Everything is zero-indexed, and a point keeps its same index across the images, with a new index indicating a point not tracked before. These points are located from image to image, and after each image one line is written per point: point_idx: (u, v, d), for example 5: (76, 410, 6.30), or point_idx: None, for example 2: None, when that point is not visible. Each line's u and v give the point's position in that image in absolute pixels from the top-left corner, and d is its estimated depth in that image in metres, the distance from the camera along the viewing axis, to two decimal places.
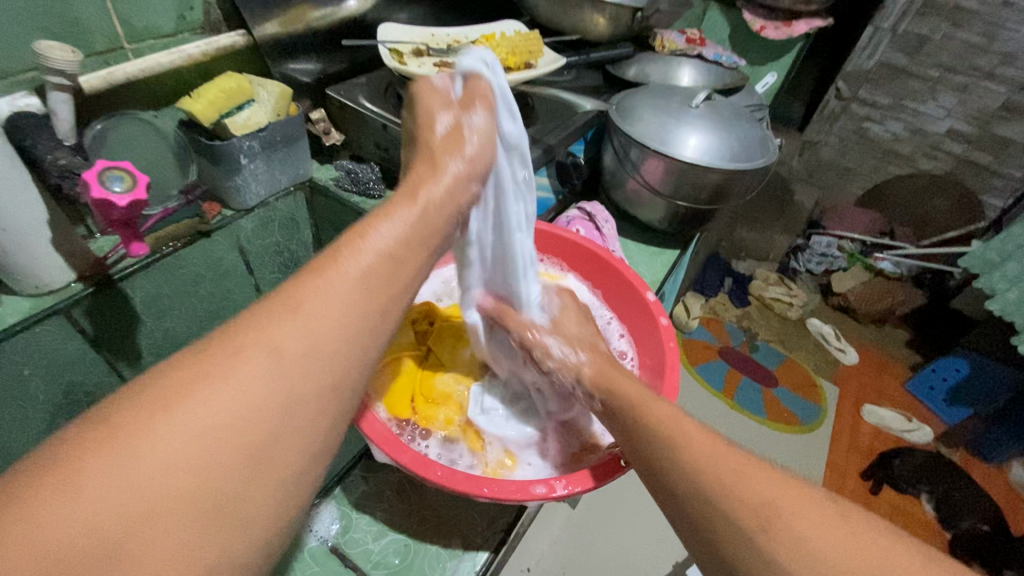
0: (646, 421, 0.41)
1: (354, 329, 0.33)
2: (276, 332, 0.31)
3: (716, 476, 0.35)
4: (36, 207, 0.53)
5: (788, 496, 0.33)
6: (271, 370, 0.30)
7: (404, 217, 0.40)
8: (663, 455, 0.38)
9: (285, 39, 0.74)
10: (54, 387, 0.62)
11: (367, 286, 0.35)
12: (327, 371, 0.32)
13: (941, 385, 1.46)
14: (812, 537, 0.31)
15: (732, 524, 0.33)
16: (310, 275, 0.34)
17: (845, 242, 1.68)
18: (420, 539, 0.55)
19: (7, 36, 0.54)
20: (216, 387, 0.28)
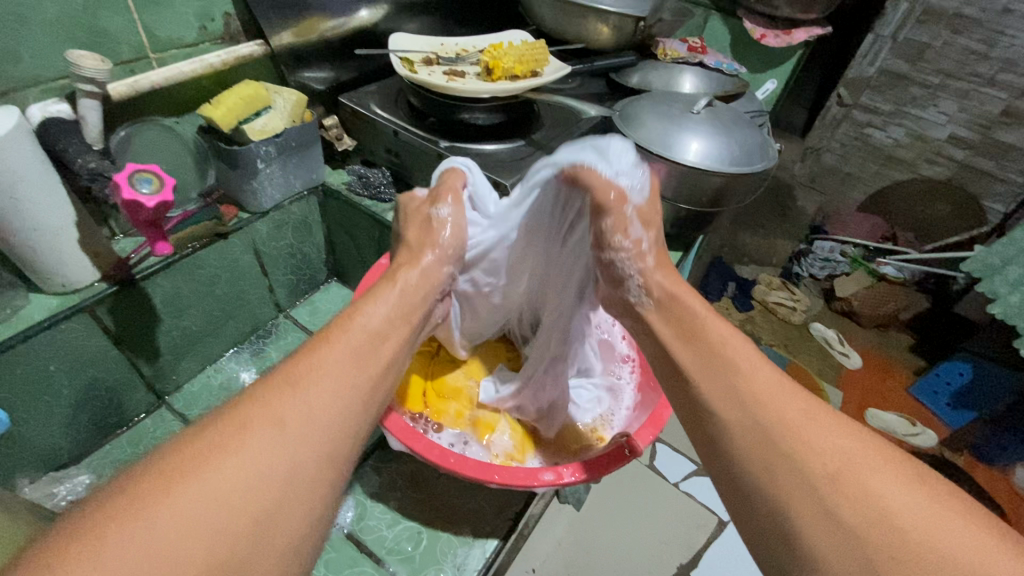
0: (707, 340, 0.42)
1: (347, 398, 0.36)
2: (276, 404, 0.33)
3: (784, 421, 0.36)
4: (65, 209, 0.56)
5: (858, 452, 0.34)
6: (275, 440, 0.31)
7: (388, 298, 0.45)
8: (725, 384, 0.39)
9: (300, 49, 0.77)
10: (77, 382, 0.64)
11: (359, 360, 0.38)
12: (323, 441, 0.33)
13: (945, 389, 1.48)
14: (886, 491, 0.32)
15: (798, 471, 0.34)
16: (309, 353, 0.37)
17: (847, 247, 1.69)
18: (432, 527, 0.57)
19: (41, 46, 0.57)
20: (227, 456, 0.30)
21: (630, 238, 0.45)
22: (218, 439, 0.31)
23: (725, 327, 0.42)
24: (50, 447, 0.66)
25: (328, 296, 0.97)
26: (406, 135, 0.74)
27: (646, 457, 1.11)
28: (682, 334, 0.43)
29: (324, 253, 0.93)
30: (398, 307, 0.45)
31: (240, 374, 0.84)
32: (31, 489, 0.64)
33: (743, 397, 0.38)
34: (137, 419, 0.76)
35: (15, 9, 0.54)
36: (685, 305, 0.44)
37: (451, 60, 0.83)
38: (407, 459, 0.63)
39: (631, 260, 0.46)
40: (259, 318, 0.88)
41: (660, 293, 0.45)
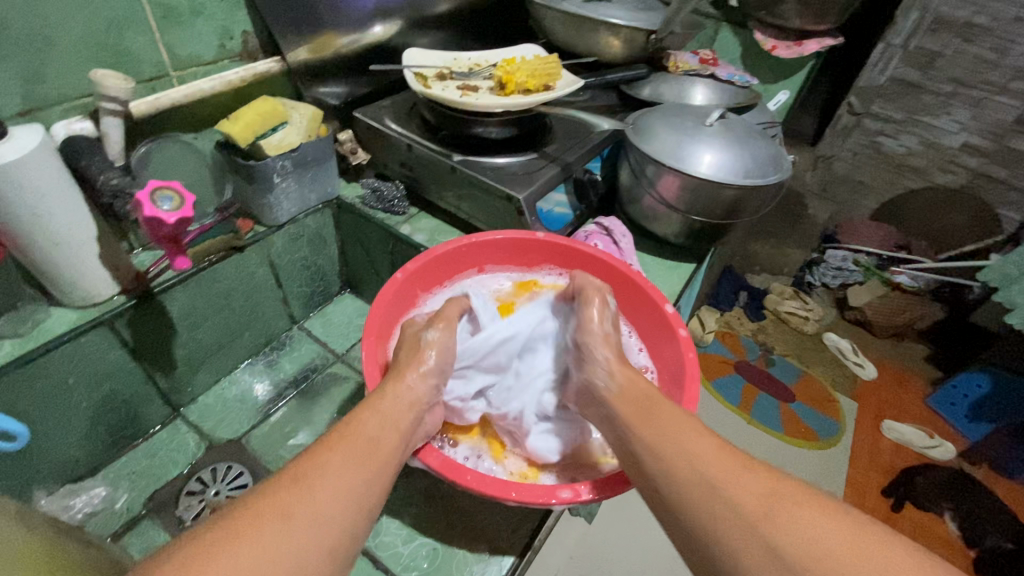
0: (652, 418, 0.46)
1: (351, 491, 0.37)
2: (285, 497, 0.35)
3: (721, 474, 0.39)
4: (86, 225, 0.57)
5: (790, 494, 0.38)
6: (283, 532, 0.33)
7: (384, 408, 0.45)
8: (668, 453, 0.42)
9: (315, 64, 0.78)
10: (95, 395, 0.65)
11: (361, 456, 0.40)
12: (325, 536, 0.34)
13: (963, 402, 1.46)
14: (808, 529, 0.35)
15: (737, 516, 0.37)
16: (318, 453, 0.39)
17: (859, 255, 1.66)
18: (448, 544, 0.57)
19: (65, 66, 0.59)
20: (238, 543, 0.31)
21: (601, 326, 0.56)
22: (228, 532, 0.32)
23: (665, 404, 0.47)
24: (68, 459, 0.66)
25: (341, 307, 0.97)
26: (421, 149, 0.75)
27: None
28: (635, 411, 0.47)
29: (338, 265, 0.94)
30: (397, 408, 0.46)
31: (254, 386, 0.84)
32: (48, 502, 0.65)
33: (691, 459, 0.41)
34: (153, 431, 0.76)
35: (41, 31, 0.55)
36: (636, 387, 0.50)
37: (464, 74, 0.84)
38: (422, 474, 0.63)
39: (602, 347, 0.54)
40: (273, 330, 0.89)
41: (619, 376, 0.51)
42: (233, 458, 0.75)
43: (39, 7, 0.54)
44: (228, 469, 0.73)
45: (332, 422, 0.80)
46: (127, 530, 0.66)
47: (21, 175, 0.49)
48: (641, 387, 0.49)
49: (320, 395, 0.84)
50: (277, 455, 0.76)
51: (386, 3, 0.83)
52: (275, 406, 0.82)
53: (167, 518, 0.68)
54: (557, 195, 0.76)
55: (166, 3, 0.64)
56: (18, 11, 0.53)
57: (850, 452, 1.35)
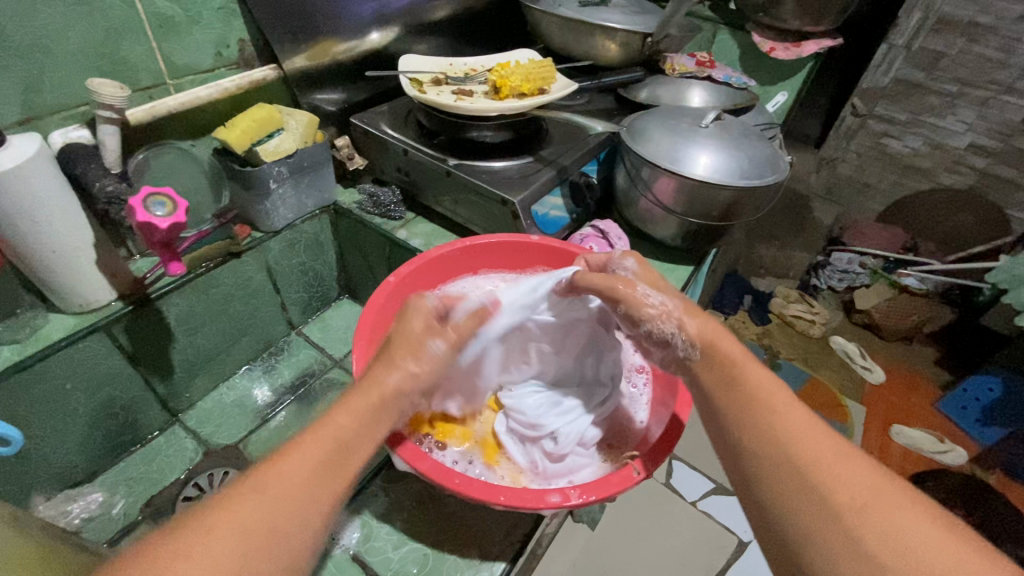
0: (742, 386, 0.45)
1: (310, 503, 0.36)
2: (242, 509, 0.34)
3: (811, 454, 0.39)
4: (83, 232, 0.57)
5: (884, 489, 0.37)
6: (229, 555, 0.32)
7: (361, 410, 0.43)
8: (755, 421, 0.42)
9: (312, 71, 0.79)
10: (93, 401, 0.65)
11: (327, 462, 0.38)
12: (279, 556, 0.34)
13: (973, 405, 1.43)
14: (902, 527, 0.34)
15: (824, 501, 0.37)
16: (287, 458, 0.37)
17: (867, 259, 1.64)
18: (439, 549, 0.56)
19: (63, 76, 0.60)
20: (191, 558, 0.31)
21: (654, 303, 0.53)
22: (179, 546, 0.31)
23: (759, 373, 0.46)
24: (66, 465, 0.67)
25: (340, 313, 0.98)
26: (416, 154, 0.75)
27: (662, 475, 1.08)
28: (729, 375, 0.47)
29: (337, 271, 0.94)
30: (377, 409, 0.44)
31: (253, 391, 0.84)
32: (46, 507, 0.65)
33: (778, 435, 0.41)
34: (151, 436, 0.76)
35: (39, 41, 0.56)
36: (726, 350, 0.49)
37: (459, 79, 0.84)
38: (415, 478, 0.63)
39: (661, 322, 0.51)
40: (272, 335, 0.89)
41: (700, 342, 0.50)
42: (230, 464, 0.75)
43: (39, 18, 0.55)
44: (225, 474, 0.73)
45: None
46: (123, 535, 0.66)
47: (19, 182, 0.50)
48: (729, 352, 0.48)
49: (317, 400, 0.84)
50: None
51: (384, 10, 0.84)
52: (274, 411, 0.82)
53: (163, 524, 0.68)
54: (553, 198, 0.75)
55: (163, 12, 0.64)
56: (17, 21, 0.54)
57: None
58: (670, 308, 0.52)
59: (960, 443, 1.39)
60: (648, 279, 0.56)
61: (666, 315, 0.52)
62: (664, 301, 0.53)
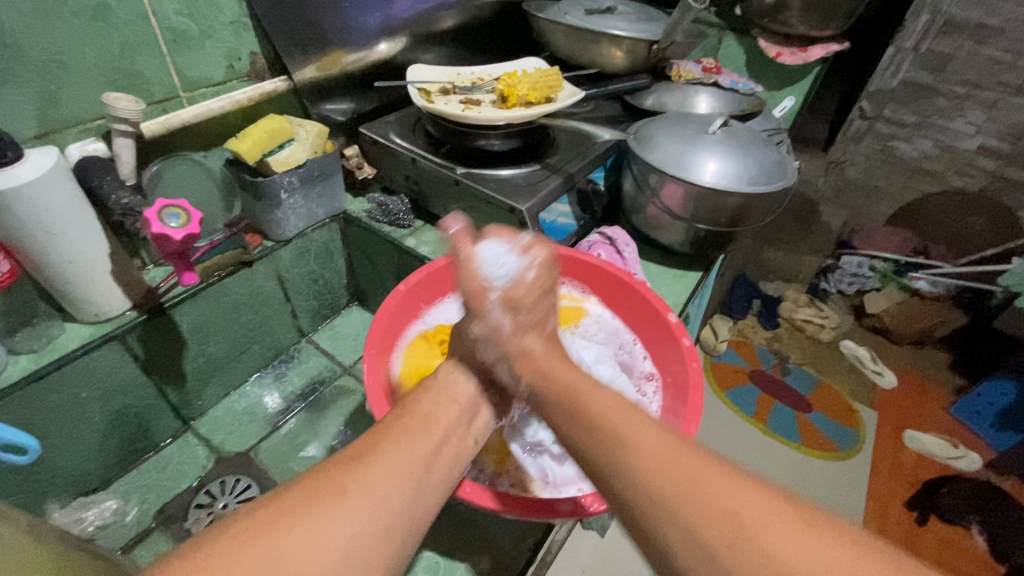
0: (590, 416, 0.42)
1: (410, 473, 0.38)
2: (345, 477, 0.35)
3: (671, 482, 0.36)
4: (99, 243, 0.58)
5: (744, 501, 0.34)
6: (342, 509, 0.33)
7: (435, 400, 0.47)
8: (612, 457, 0.39)
9: (321, 82, 0.80)
10: (107, 409, 0.66)
11: (414, 438, 0.41)
12: (382, 515, 0.34)
13: (988, 410, 1.41)
14: (774, 546, 0.32)
15: (690, 531, 0.34)
16: (387, 435, 0.40)
17: (876, 261, 1.67)
18: (449, 556, 0.56)
19: (79, 91, 0.61)
20: (303, 519, 0.32)
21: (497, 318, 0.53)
22: (287, 508, 0.33)
23: (609, 398, 0.43)
24: (80, 472, 0.67)
25: (349, 320, 0.98)
26: (425, 163, 0.76)
27: None
28: (581, 410, 0.43)
29: (346, 278, 0.95)
30: (452, 402, 0.48)
31: (264, 399, 0.85)
32: (61, 515, 0.66)
33: (635, 469, 0.37)
34: (163, 444, 0.77)
35: (57, 56, 0.58)
36: (565, 384, 0.46)
37: (467, 89, 0.85)
38: None
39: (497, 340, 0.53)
40: (282, 343, 0.90)
41: (536, 375, 0.48)
42: (241, 471, 0.76)
43: (57, 34, 0.57)
44: (236, 481, 0.74)
45: (339, 434, 0.81)
46: (137, 543, 0.67)
47: (37, 195, 0.51)
48: (568, 381, 0.46)
49: (327, 407, 0.85)
50: (285, 468, 0.76)
51: (392, 21, 0.85)
52: (284, 419, 0.83)
53: (176, 531, 0.68)
54: (560, 205, 0.76)
55: (177, 27, 0.66)
56: (35, 38, 0.55)
57: (870, 464, 1.31)
58: (516, 314, 0.53)
59: (975, 449, 1.37)
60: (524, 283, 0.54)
61: (499, 331, 0.52)
62: (511, 285, 0.54)
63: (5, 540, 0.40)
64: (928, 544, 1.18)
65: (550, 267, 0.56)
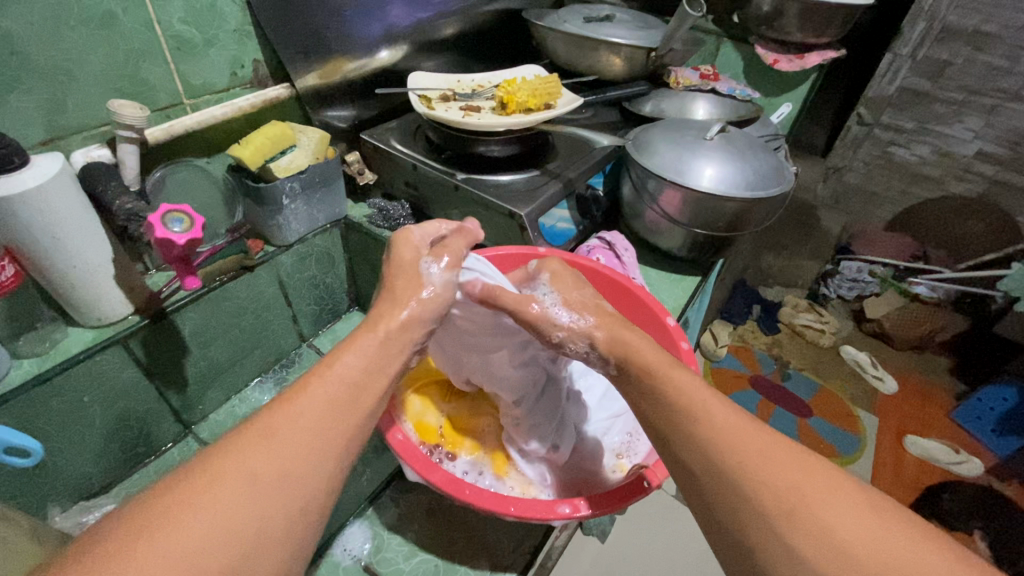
0: (665, 390, 0.41)
1: (328, 447, 0.35)
2: (250, 458, 0.33)
3: (741, 457, 0.35)
4: (102, 248, 0.59)
5: (814, 484, 0.33)
6: (244, 497, 0.31)
7: (364, 350, 0.43)
8: (681, 428, 0.38)
9: (323, 89, 0.81)
10: (109, 413, 0.67)
11: (334, 407, 0.37)
12: (293, 495, 0.32)
13: (989, 415, 1.42)
14: (838, 528, 0.31)
15: (756, 507, 0.33)
16: (296, 399, 0.37)
17: (875, 267, 1.66)
18: (449, 560, 0.57)
19: (84, 98, 0.62)
20: (201, 509, 0.29)
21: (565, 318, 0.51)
22: (186, 494, 0.30)
23: (682, 374, 0.42)
24: (82, 476, 0.68)
25: (349, 325, 0.99)
26: (425, 169, 0.77)
27: (672, 487, 1.07)
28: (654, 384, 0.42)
29: (347, 284, 0.95)
30: (376, 354, 0.43)
31: (264, 403, 0.85)
32: (62, 519, 0.65)
33: (705, 441, 0.36)
34: (164, 448, 0.78)
35: (63, 64, 0.58)
36: (644, 360, 0.44)
37: (467, 96, 0.86)
38: (425, 490, 0.63)
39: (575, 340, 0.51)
40: (283, 348, 0.90)
41: (615, 355, 0.47)
42: None
43: (64, 43, 0.58)
44: None
45: None
46: None
47: (41, 202, 0.52)
48: (644, 359, 0.44)
49: None
50: None
51: (392, 29, 0.86)
52: None
53: None
54: (560, 210, 0.77)
55: (181, 35, 0.67)
56: (42, 46, 0.56)
57: (872, 468, 1.30)
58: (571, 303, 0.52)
59: (977, 455, 1.37)
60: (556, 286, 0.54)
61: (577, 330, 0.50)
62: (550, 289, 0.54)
63: (8, 541, 0.41)
64: None
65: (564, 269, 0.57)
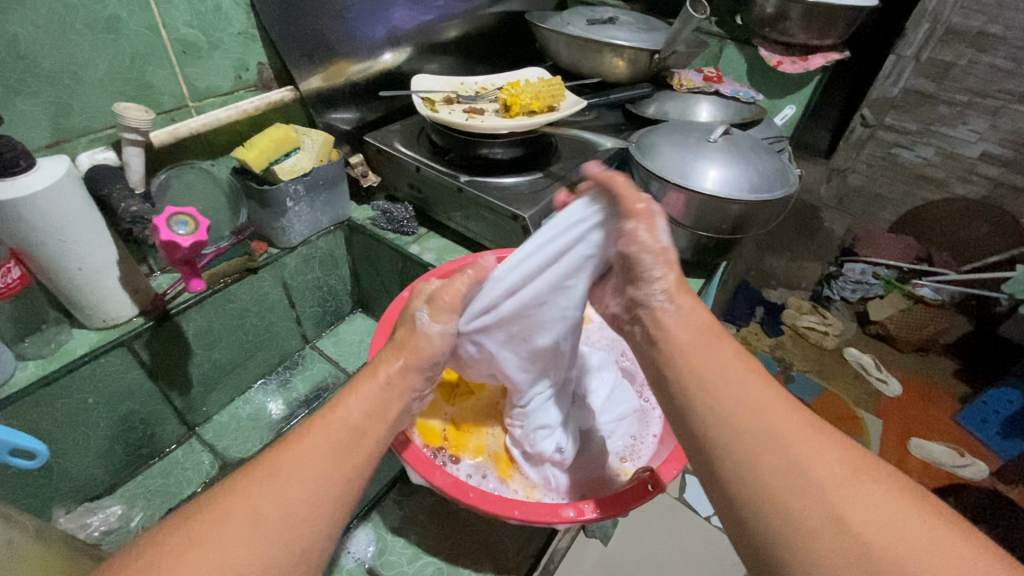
0: (706, 355, 0.39)
1: (331, 488, 0.36)
2: (255, 497, 0.33)
3: (786, 429, 0.34)
4: (108, 250, 0.59)
5: (852, 460, 0.33)
6: (245, 541, 0.31)
7: (367, 391, 0.43)
8: (724, 393, 0.37)
9: (328, 92, 0.81)
10: (113, 415, 0.67)
11: (337, 449, 0.38)
12: (295, 538, 0.33)
13: (995, 418, 1.41)
14: (881, 502, 0.31)
15: (802, 478, 0.32)
16: (297, 442, 0.37)
17: (879, 268, 1.62)
18: (453, 563, 0.57)
19: (90, 101, 0.62)
20: (204, 552, 0.30)
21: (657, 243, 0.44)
22: (192, 535, 0.31)
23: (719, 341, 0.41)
24: (87, 477, 0.68)
25: (352, 326, 0.99)
26: (428, 172, 0.77)
27: (676, 490, 1.06)
28: (681, 372, 0.39)
29: (350, 285, 0.95)
30: (379, 392, 0.44)
31: (267, 405, 0.85)
32: (66, 520, 0.66)
33: (750, 408, 0.36)
34: (168, 450, 0.78)
35: (69, 67, 0.59)
36: (688, 316, 0.43)
37: (471, 98, 0.86)
38: (428, 492, 0.63)
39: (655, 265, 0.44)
40: (286, 349, 0.90)
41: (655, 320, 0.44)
42: None
43: (70, 45, 0.58)
44: None
45: None
46: None
47: (47, 204, 0.52)
48: (687, 319, 0.42)
49: None
50: None
51: (396, 31, 0.86)
52: (288, 424, 0.83)
53: None
54: None
55: (186, 38, 0.67)
56: (48, 49, 0.57)
57: None
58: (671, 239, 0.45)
59: (982, 458, 1.36)
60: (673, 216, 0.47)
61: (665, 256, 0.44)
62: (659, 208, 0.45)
63: (14, 543, 0.41)
64: None
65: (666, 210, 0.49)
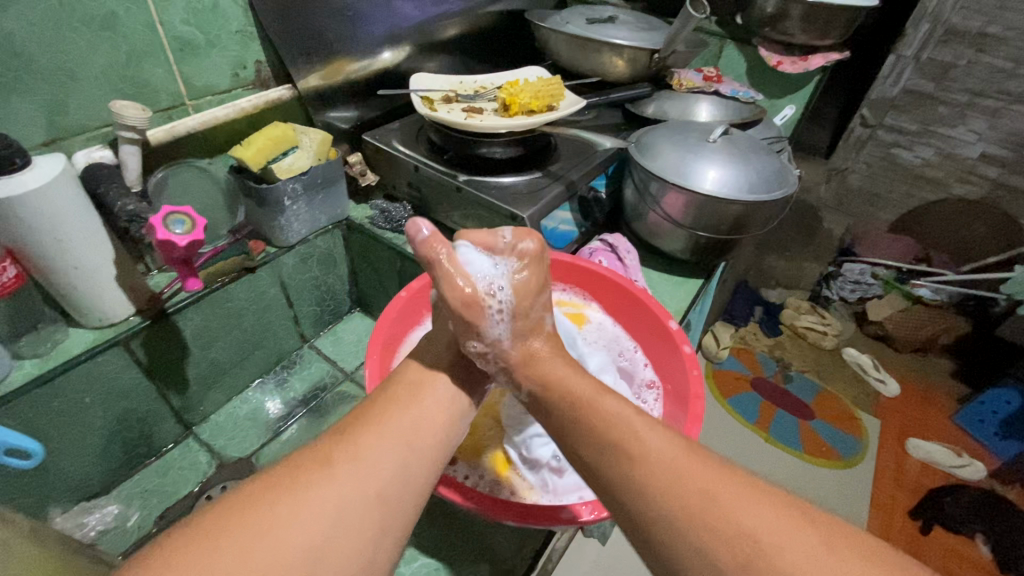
0: (604, 424, 0.39)
1: (399, 443, 0.39)
2: (333, 452, 0.37)
3: (688, 493, 0.34)
4: (104, 248, 0.59)
5: (762, 518, 0.32)
6: (328, 483, 0.35)
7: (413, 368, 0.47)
8: (624, 463, 0.37)
9: (326, 90, 0.81)
10: (110, 414, 0.67)
11: (398, 410, 0.42)
12: (374, 482, 0.36)
13: (992, 419, 1.41)
14: (792, 562, 0.30)
15: (705, 548, 0.32)
16: (361, 420, 0.40)
17: (878, 269, 1.64)
18: (450, 564, 0.56)
19: (86, 99, 0.62)
20: (294, 493, 0.34)
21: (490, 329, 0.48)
22: (284, 485, 0.34)
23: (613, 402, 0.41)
24: (82, 476, 0.68)
25: (351, 326, 0.99)
26: (427, 171, 0.77)
27: None
28: (595, 445, 0.39)
29: (349, 284, 0.95)
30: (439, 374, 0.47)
31: (265, 404, 0.85)
32: (63, 520, 0.66)
33: (653, 480, 0.35)
34: (166, 449, 0.78)
35: (65, 65, 0.58)
36: (575, 386, 0.43)
37: (469, 97, 0.86)
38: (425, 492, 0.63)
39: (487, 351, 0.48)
40: (284, 349, 0.90)
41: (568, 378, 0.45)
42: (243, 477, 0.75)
43: (65, 43, 0.57)
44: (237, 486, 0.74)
45: None
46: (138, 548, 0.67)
47: (43, 203, 0.52)
48: (577, 387, 0.43)
49: (328, 413, 0.85)
50: None
51: (395, 30, 0.86)
52: (286, 424, 0.83)
53: None
54: (562, 212, 0.77)
55: (184, 36, 0.67)
56: (43, 48, 0.56)
57: (874, 473, 1.30)
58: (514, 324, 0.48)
59: (979, 458, 1.37)
60: (522, 291, 0.49)
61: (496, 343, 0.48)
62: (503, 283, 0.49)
63: (9, 543, 0.40)
64: (931, 555, 1.17)
65: (538, 262, 0.52)
